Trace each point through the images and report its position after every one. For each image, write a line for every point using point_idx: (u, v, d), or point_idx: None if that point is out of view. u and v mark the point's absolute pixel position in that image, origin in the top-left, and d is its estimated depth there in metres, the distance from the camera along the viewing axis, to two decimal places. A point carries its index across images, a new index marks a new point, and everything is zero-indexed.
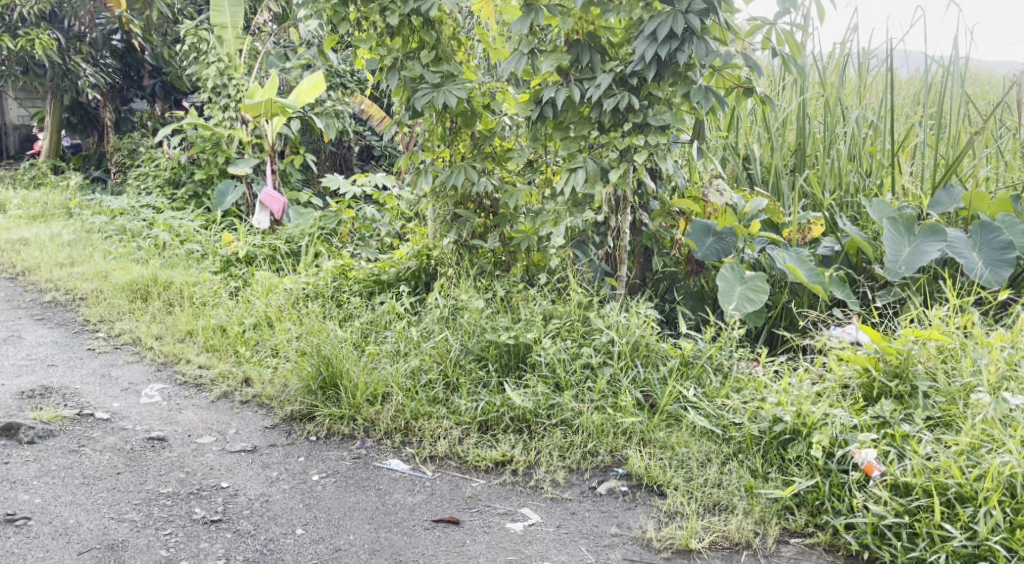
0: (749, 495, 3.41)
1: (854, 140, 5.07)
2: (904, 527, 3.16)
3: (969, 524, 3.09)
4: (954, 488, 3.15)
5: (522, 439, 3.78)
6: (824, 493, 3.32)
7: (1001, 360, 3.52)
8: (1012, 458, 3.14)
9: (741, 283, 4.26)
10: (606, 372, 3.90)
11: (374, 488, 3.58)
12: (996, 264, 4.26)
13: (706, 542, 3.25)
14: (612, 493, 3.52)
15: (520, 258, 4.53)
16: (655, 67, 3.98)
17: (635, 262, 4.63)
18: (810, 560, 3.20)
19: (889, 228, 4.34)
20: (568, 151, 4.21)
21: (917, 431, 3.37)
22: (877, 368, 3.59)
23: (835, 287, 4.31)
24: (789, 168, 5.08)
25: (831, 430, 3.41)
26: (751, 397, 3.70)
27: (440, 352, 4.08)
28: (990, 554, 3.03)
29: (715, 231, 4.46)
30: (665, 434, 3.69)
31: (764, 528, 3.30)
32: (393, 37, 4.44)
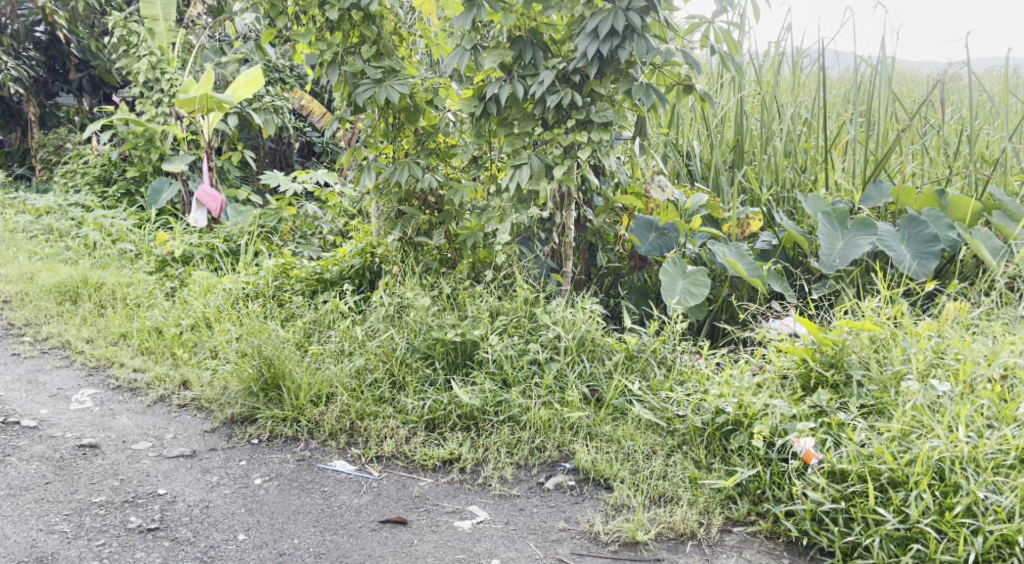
0: (692, 485, 3.48)
1: (789, 136, 5.22)
2: (841, 512, 3.26)
3: (901, 508, 3.22)
4: (887, 474, 3.27)
5: (470, 436, 3.76)
6: (765, 483, 3.40)
7: (929, 349, 3.66)
8: (940, 442, 3.27)
9: (683, 278, 4.32)
10: (553, 368, 3.92)
11: (318, 491, 3.52)
12: (922, 257, 4.43)
13: (652, 534, 3.29)
14: (560, 487, 3.55)
15: (465, 255, 4.51)
16: (597, 65, 4.02)
17: (580, 258, 4.71)
18: (753, 548, 3.28)
19: (823, 222, 4.49)
20: (513, 148, 4.23)
21: (852, 419, 3.47)
22: (814, 358, 3.70)
23: (773, 280, 4.44)
24: (728, 164, 5.20)
25: (772, 420, 3.49)
26: (694, 389, 3.76)
27: (386, 351, 4.04)
28: (922, 536, 3.16)
29: (657, 227, 4.52)
30: (611, 428, 3.74)
31: (708, 518, 3.37)
32: (333, 32, 4.40)
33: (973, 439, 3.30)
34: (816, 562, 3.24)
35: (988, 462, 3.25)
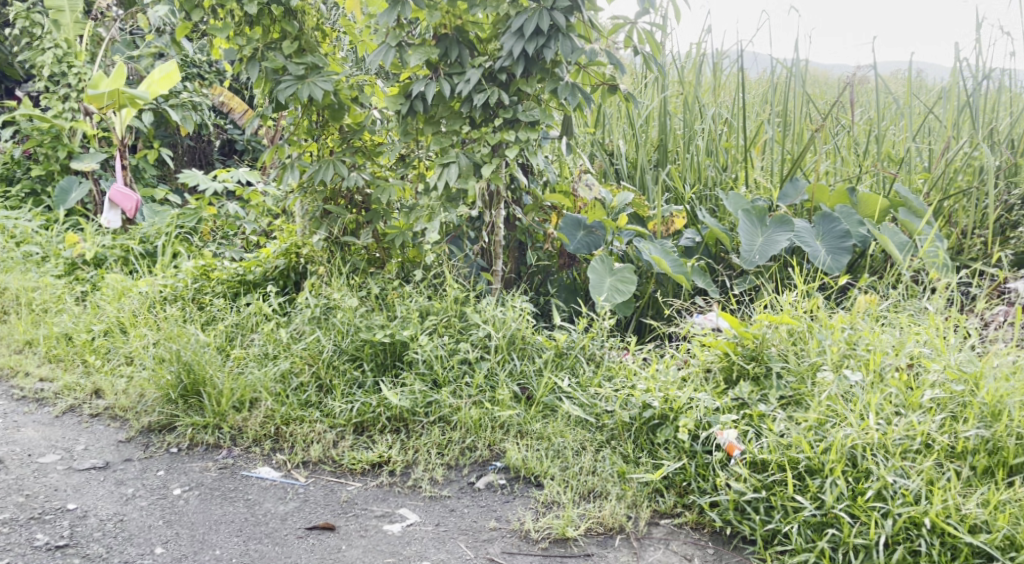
0: (621, 480, 3.56)
1: (710, 136, 5.38)
2: (762, 501, 3.39)
3: (817, 495, 3.36)
4: (804, 462, 3.41)
5: (399, 439, 3.80)
6: (690, 475, 3.53)
7: (842, 340, 3.82)
8: (853, 430, 3.43)
9: (610, 275, 4.46)
10: (483, 367, 3.98)
11: (242, 499, 3.54)
12: (835, 252, 4.63)
13: (582, 529, 3.38)
14: (490, 487, 3.61)
15: (394, 254, 4.52)
16: (523, 63, 4.07)
17: (510, 257, 4.74)
18: (679, 539, 3.40)
19: (743, 219, 4.67)
20: (439, 146, 4.25)
21: (772, 410, 3.62)
22: (736, 351, 3.84)
23: (696, 276, 4.61)
24: (653, 163, 5.37)
25: (696, 413, 3.62)
26: (622, 385, 3.88)
27: (312, 353, 4.05)
28: (836, 521, 3.30)
29: (584, 225, 4.65)
30: (541, 425, 3.81)
31: (636, 512, 3.47)
32: (253, 26, 4.35)
33: (883, 426, 3.47)
34: (739, 549, 3.38)
35: (896, 447, 3.42)
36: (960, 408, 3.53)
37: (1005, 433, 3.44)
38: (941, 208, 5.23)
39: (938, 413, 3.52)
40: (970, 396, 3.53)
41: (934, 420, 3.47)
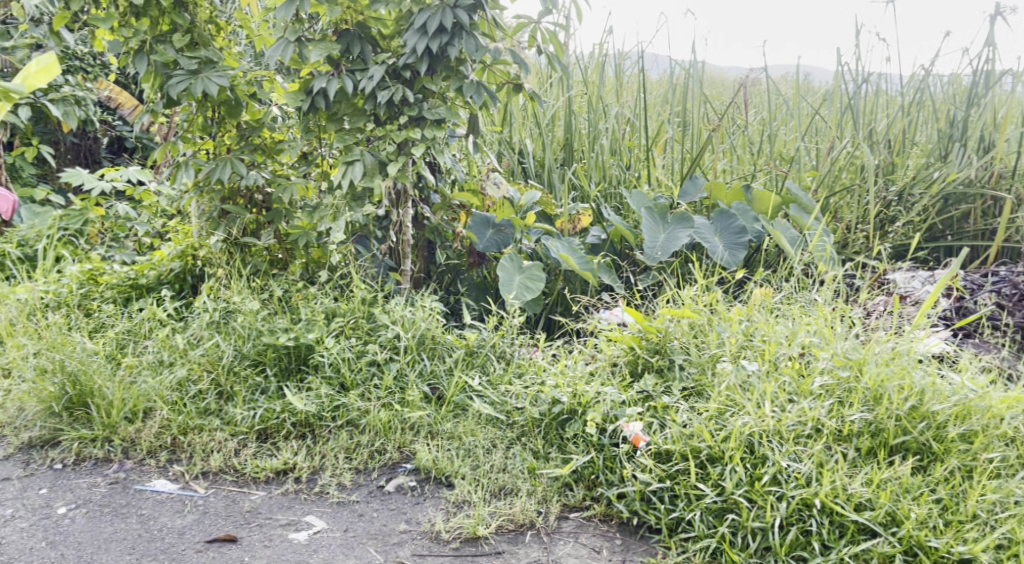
0: (531, 476, 3.99)
1: (613, 135, 6.12)
2: (666, 490, 3.81)
3: (717, 481, 3.77)
4: (705, 451, 3.84)
5: (306, 444, 4.20)
6: (598, 467, 3.94)
7: (740, 333, 4.34)
8: (750, 419, 3.87)
9: (520, 273, 5.04)
10: (393, 368, 4.45)
11: (134, 515, 3.85)
12: (732, 247, 5.32)
13: (493, 527, 3.78)
14: (400, 489, 4.02)
15: (298, 254, 5.02)
16: (426, 60, 4.56)
17: (419, 256, 5.29)
18: (589, 529, 3.81)
19: (646, 218, 5.28)
20: (344, 143, 4.69)
21: (674, 402, 4.05)
22: (640, 346, 4.34)
23: (601, 273, 5.18)
24: (559, 161, 6.07)
25: (603, 407, 4.05)
26: (530, 382, 4.35)
27: (210, 361, 4.46)
28: (735, 505, 3.71)
29: (494, 225, 5.25)
30: (452, 425, 4.27)
31: (546, 507, 3.89)
32: (138, 18, 4.71)
33: (776, 413, 3.91)
34: (645, 538, 3.79)
35: (789, 432, 3.86)
36: (845, 393, 4.01)
37: (885, 415, 3.93)
38: (828, 205, 6.09)
39: (827, 399, 3.99)
40: (855, 382, 4.03)
41: (823, 406, 3.93)
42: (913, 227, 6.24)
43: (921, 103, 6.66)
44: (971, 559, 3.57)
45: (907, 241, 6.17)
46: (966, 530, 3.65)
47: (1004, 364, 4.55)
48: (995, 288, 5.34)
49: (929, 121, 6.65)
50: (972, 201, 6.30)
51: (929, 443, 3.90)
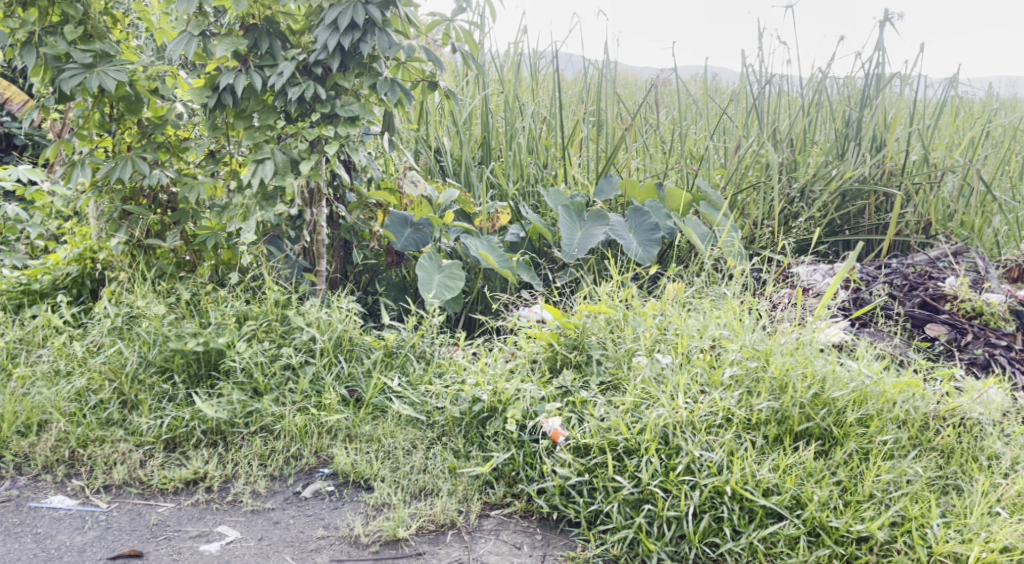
0: (452, 475, 4.47)
1: (530, 135, 6.83)
2: (585, 484, 4.28)
3: (634, 473, 4.23)
4: (622, 443, 4.31)
5: (217, 452, 4.66)
6: (518, 464, 4.43)
7: (653, 327, 4.92)
8: (664, 411, 4.35)
9: (438, 272, 5.56)
10: (310, 372, 4.94)
11: (31, 534, 4.25)
12: (645, 243, 5.95)
13: (412, 529, 4.21)
14: (318, 494, 4.47)
15: (208, 257, 5.53)
16: (336, 55, 5.08)
17: (336, 256, 5.84)
18: (508, 525, 4.28)
19: (564, 216, 5.88)
20: (253, 140, 5.21)
21: (592, 397, 4.58)
22: (558, 341, 4.90)
23: (521, 271, 5.78)
24: (478, 160, 6.81)
25: (523, 404, 4.57)
26: (451, 381, 4.88)
27: (113, 369, 4.89)
28: (651, 495, 4.16)
29: (411, 223, 5.81)
30: (370, 428, 4.75)
31: (467, 505, 4.36)
32: (28, 10, 5.03)
33: (689, 404, 4.40)
34: (565, 532, 4.25)
35: (701, 423, 4.34)
36: (753, 382, 4.52)
37: (790, 403, 4.43)
38: (734, 201, 6.80)
39: (736, 389, 4.50)
40: (762, 371, 4.55)
41: (733, 395, 4.43)
42: (814, 221, 6.89)
43: (820, 104, 7.41)
44: (867, 536, 4.04)
45: (809, 236, 6.82)
46: (863, 509, 4.13)
47: (895, 350, 5.12)
48: (886, 279, 6.00)
49: (828, 121, 7.35)
50: (866, 198, 7.06)
51: (830, 428, 4.41)
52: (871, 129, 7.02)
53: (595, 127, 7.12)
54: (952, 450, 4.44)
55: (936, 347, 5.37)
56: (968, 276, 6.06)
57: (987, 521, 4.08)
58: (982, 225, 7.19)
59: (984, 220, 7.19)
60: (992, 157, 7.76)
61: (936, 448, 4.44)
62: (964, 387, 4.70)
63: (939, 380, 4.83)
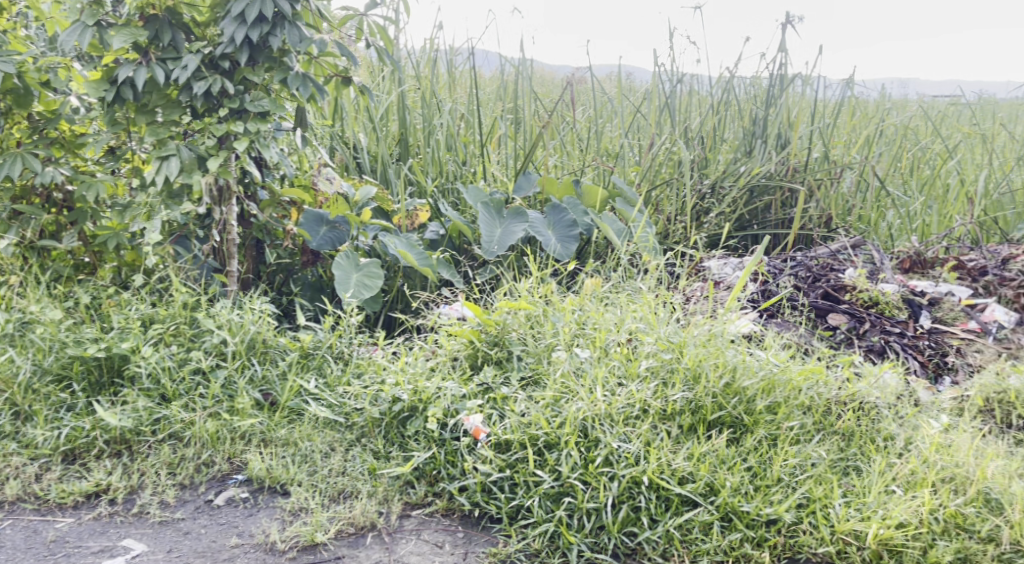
0: (371, 476, 4.47)
1: (447, 132, 6.85)
2: (506, 479, 4.32)
3: (555, 467, 4.29)
4: (542, 437, 4.37)
5: (121, 462, 4.55)
6: (440, 463, 4.45)
7: (572, 322, 5.01)
8: (583, 404, 4.42)
9: (355, 271, 5.53)
10: (222, 376, 4.85)
11: None
12: (563, 240, 6.08)
13: (330, 533, 4.19)
14: (231, 501, 4.41)
15: (111, 258, 5.41)
16: (243, 49, 5.03)
17: (248, 257, 5.73)
18: (429, 525, 4.29)
19: (483, 212, 5.99)
20: (157, 137, 5.10)
21: (512, 393, 4.62)
22: (479, 339, 4.94)
23: (441, 268, 5.80)
24: (395, 156, 6.75)
25: (445, 402, 4.59)
26: (370, 382, 4.86)
27: (7, 379, 4.73)
28: (571, 488, 4.23)
29: (326, 221, 5.77)
30: (286, 431, 4.71)
31: (388, 507, 4.35)
32: None
33: (607, 397, 4.48)
34: (487, 528, 4.28)
35: (619, 414, 4.44)
36: (669, 373, 4.66)
37: (703, 393, 4.56)
38: (649, 198, 7.00)
39: (652, 381, 4.62)
40: (676, 362, 4.68)
41: (649, 387, 4.54)
42: (723, 217, 7.12)
43: (727, 103, 7.62)
44: (776, 519, 4.19)
45: (719, 231, 7.07)
46: (772, 492, 4.26)
47: (800, 339, 5.33)
48: (790, 272, 6.17)
49: (735, 119, 7.55)
50: (771, 193, 7.30)
51: (740, 417, 4.55)
52: (775, 127, 7.27)
53: (512, 125, 7.24)
54: (852, 433, 4.61)
55: (837, 335, 5.59)
56: (865, 268, 6.29)
57: (884, 499, 4.23)
58: (877, 219, 7.58)
59: (878, 214, 7.55)
60: (885, 154, 8.09)
61: (838, 431, 4.61)
62: (862, 372, 4.90)
63: (840, 366, 5.03)
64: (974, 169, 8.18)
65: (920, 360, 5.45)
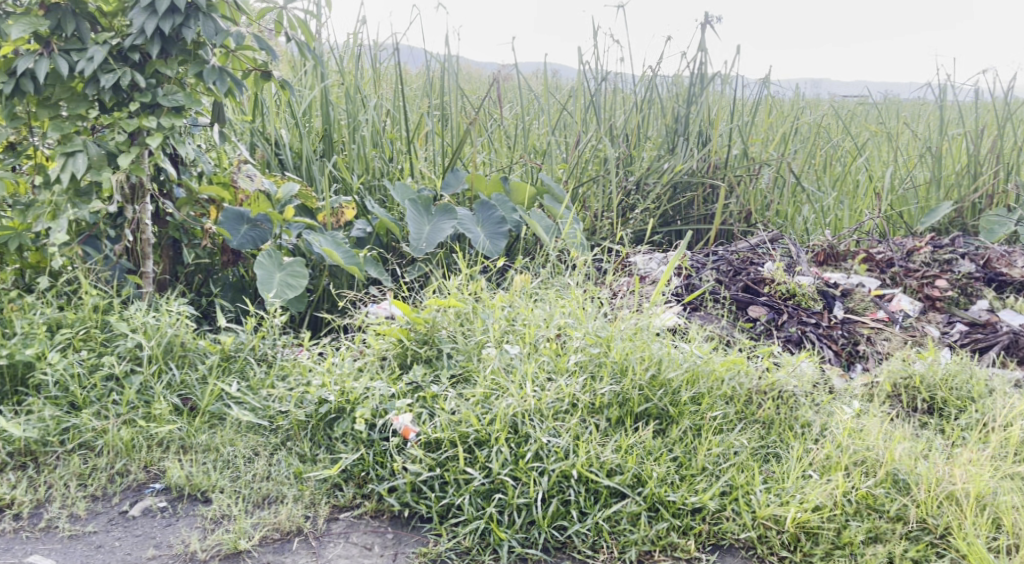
0: (297, 480, 4.40)
1: (373, 128, 6.78)
2: (436, 478, 4.28)
3: (485, 464, 4.27)
4: (473, 435, 4.34)
5: (26, 475, 4.43)
6: (369, 464, 4.39)
7: (502, 318, 5.01)
8: (513, 400, 4.41)
9: (279, 270, 5.43)
10: (137, 382, 4.77)
11: None
12: (492, 236, 6.08)
13: (254, 540, 4.12)
14: (149, 511, 4.31)
15: (15, 260, 5.22)
16: (154, 40, 4.91)
17: (164, 257, 5.63)
18: (358, 527, 4.24)
19: (411, 209, 5.93)
20: (61, 133, 4.96)
21: (442, 391, 4.59)
22: (408, 337, 4.89)
23: (369, 267, 5.76)
24: (319, 153, 6.64)
25: (373, 403, 4.53)
26: (295, 383, 4.78)
27: None
28: (501, 485, 4.21)
29: (247, 220, 5.65)
30: (207, 437, 4.62)
31: (314, 510, 4.29)
32: None
33: (537, 393, 4.48)
34: (417, 528, 4.24)
35: (549, 410, 4.44)
36: (597, 367, 4.70)
37: (630, 385, 4.60)
38: (576, 194, 7.03)
39: (581, 374, 4.65)
40: (604, 356, 4.72)
41: (577, 382, 4.56)
42: (649, 213, 7.19)
43: (651, 100, 7.69)
44: (700, 507, 4.24)
45: (644, 227, 7.15)
46: (697, 482, 4.32)
47: (723, 332, 5.40)
48: (712, 265, 6.22)
49: (659, 116, 7.62)
50: (695, 189, 7.39)
51: (666, 408, 4.59)
52: (697, 124, 7.35)
53: (438, 121, 7.20)
54: (771, 421, 4.67)
55: (757, 327, 5.66)
56: (783, 261, 6.36)
57: (801, 483, 4.32)
58: (793, 215, 7.74)
59: (794, 209, 7.72)
60: (800, 151, 8.31)
61: (759, 420, 4.67)
62: (780, 361, 4.98)
63: (760, 357, 5.10)
64: (881, 166, 8.43)
65: (835, 349, 5.57)
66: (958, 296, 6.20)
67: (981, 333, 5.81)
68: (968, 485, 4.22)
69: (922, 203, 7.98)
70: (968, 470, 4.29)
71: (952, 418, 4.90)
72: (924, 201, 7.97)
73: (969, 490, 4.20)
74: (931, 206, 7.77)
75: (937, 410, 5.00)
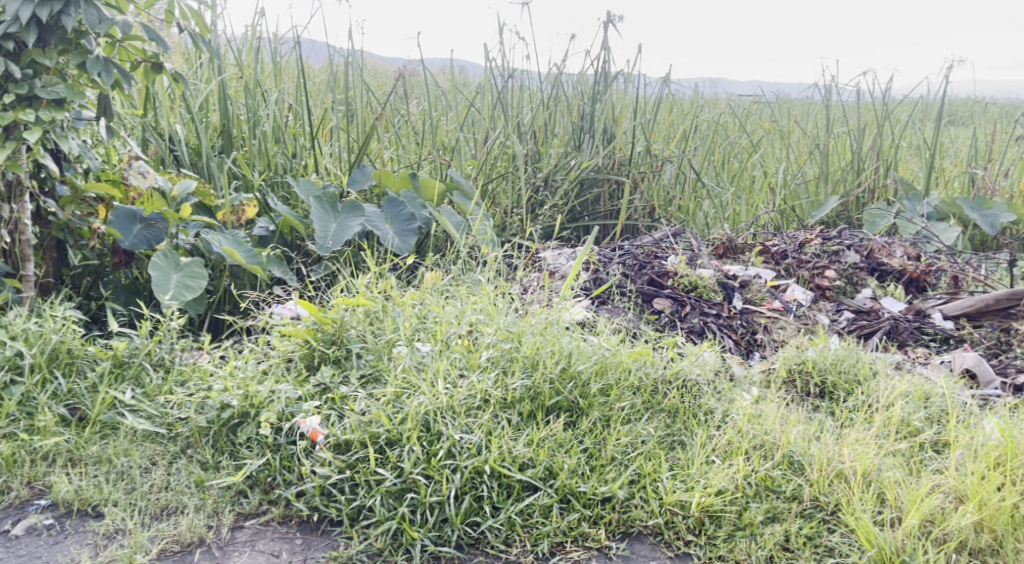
0: (198, 488, 4.28)
1: (275, 124, 6.63)
2: (345, 481, 4.20)
3: (396, 464, 4.21)
4: (383, 435, 4.27)
5: None
6: (275, 469, 4.30)
7: (412, 316, 4.96)
8: (425, 398, 4.36)
9: (175, 271, 5.27)
10: (19, 393, 4.59)
11: None
12: (402, 233, 6.01)
13: (151, 553, 3.99)
14: (33, 530, 4.13)
15: None
16: (31, 29, 4.73)
17: (48, 259, 5.42)
18: (265, 533, 4.13)
19: (316, 207, 5.82)
20: None
21: (351, 391, 4.52)
22: (315, 338, 4.79)
23: (272, 266, 5.64)
24: (218, 149, 6.46)
25: (278, 406, 4.45)
26: (196, 388, 4.64)
27: None
28: (413, 484, 4.15)
29: (140, 219, 5.44)
30: (98, 448, 4.46)
31: (217, 519, 4.17)
32: None
33: (448, 390, 4.43)
34: (326, 532, 4.14)
35: (460, 406, 4.39)
36: (508, 362, 4.68)
37: (541, 379, 4.60)
38: (485, 190, 7.00)
39: (492, 370, 4.62)
40: (514, 351, 4.71)
41: (489, 377, 4.53)
42: (556, 209, 7.20)
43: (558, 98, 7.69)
44: (610, 496, 4.25)
45: (553, 223, 7.15)
46: (606, 471, 4.33)
47: (629, 324, 5.44)
48: (619, 260, 6.26)
49: (565, 114, 7.62)
50: (601, 185, 7.44)
51: (576, 400, 4.62)
52: (602, 120, 7.39)
53: (342, 116, 7.10)
54: (676, 410, 4.71)
55: (661, 319, 5.73)
56: (686, 255, 6.45)
57: (705, 469, 4.36)
58: (694, 210, 7.85)
59: (695, 205, 7.84)
60: (700, 148, 8.47)
61: (664, 410, 4.71)
62: (684, 352, 5.02)
63: (665, 348, 5.15)
64: (774, 162, 8.71)
65: (735, 338, 5.64)
66: (845, 285, 6.40)
67: (865, 319, 5.94)
68: (855, 463, 4.30)
69: (813, 197, 8.16)
70: (856, 449, 4.37)
71: (841, 400, 4.98)
72: (814, 195, 8.18)
73: (856, 468, 4.29)
74: (820, 201, 7.98)
75: (827, 394, 5.08)
